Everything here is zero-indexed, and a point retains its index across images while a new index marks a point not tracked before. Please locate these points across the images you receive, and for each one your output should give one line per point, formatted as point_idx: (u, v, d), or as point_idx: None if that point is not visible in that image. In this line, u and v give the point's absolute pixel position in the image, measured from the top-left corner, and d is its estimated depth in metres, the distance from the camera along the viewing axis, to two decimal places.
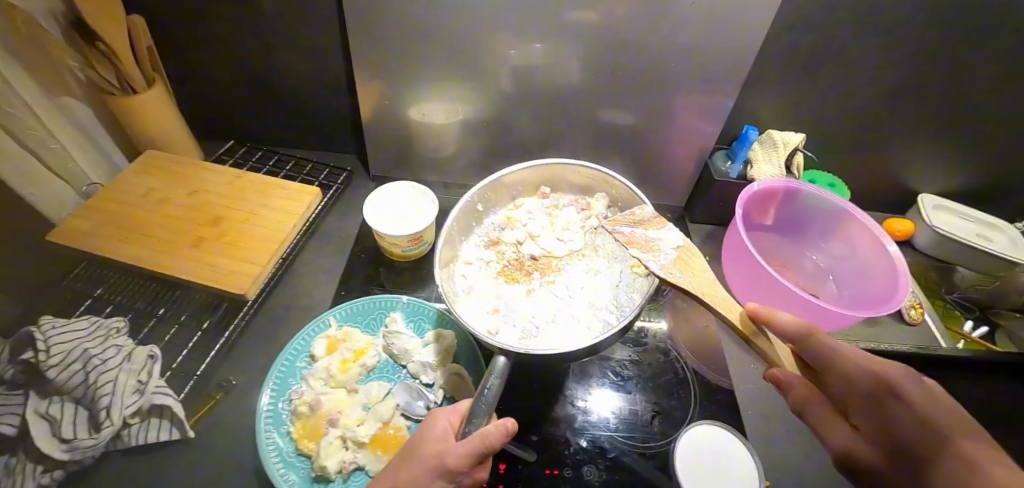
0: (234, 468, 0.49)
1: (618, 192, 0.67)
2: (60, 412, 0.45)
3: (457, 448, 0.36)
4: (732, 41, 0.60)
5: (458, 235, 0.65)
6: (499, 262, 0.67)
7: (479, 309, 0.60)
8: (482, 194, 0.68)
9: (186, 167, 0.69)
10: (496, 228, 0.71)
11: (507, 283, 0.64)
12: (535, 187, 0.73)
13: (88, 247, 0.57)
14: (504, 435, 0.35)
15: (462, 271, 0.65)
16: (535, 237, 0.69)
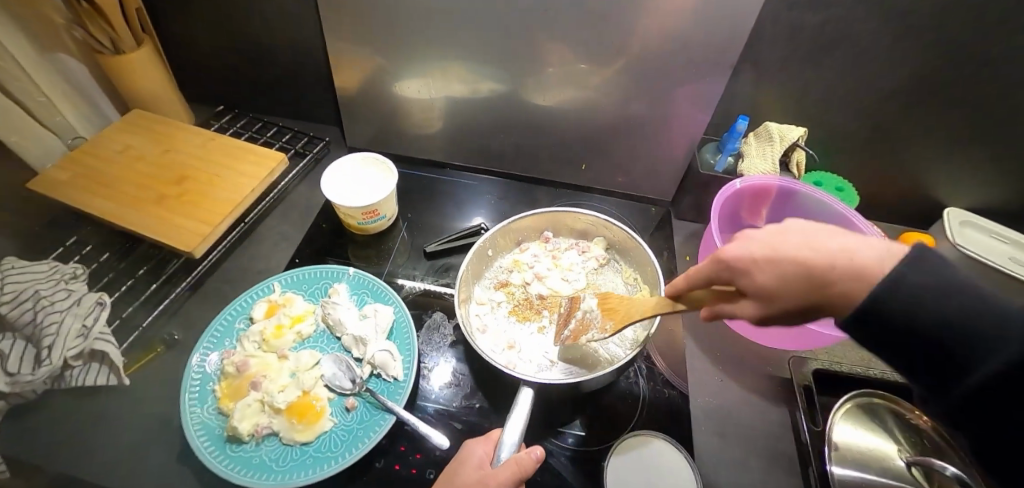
0: (161, 418, 0.50)
1: (618, 234, 0.64)
2: (9, 348, 0.46)
3: (496, 472, 0.38)
4: (723, 20, 0.54)
5: (471, 277, 0.61)
6: (509, 301, 0.62)
7: (496, 346, 0.57)
8: (491, 239, 0.63)
9: (166, 128, 0.72)
10: (497, 271, 0.66)
11: (517, 324, 0.60)
12: (538, 230, 0.69)
13: (59, 196, 0.59)
14: (535, 461, 0.38)
15: (476, 312, 0.61)
16: (540, 277, 0.64)
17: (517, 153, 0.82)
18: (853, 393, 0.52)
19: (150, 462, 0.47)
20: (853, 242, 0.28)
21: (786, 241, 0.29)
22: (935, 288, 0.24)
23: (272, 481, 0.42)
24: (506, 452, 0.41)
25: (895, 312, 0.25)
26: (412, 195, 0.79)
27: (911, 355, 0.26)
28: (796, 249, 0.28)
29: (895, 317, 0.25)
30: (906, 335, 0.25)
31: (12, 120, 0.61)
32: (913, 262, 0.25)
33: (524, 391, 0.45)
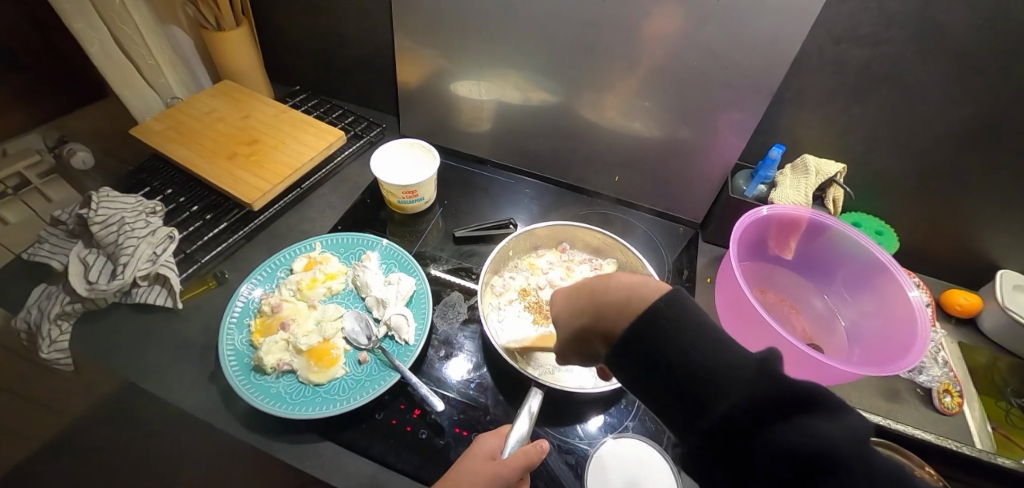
0: (200, 342, 0.57)
1: (634, 260, 0.64)
2: (92, 260, 0.55)
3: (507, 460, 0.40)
4: (764, 49, 0.56)
5: (492, 269, 0.64)
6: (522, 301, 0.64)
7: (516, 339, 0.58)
8: (513, 241, 0.66)
9: (247, 96, 0.82)
10: (512, 270, 0.67)
11: (525, 323, 0.61)
12: (556, 241, 0.71)
13: (153, 144, 0.70)
14: (542, 453, 0.41)
15: (493, 304, 0.63)
16: (552, 284, 0.65)
17: (553, 158, 0.85)
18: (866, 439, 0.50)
19: (186, 376, 0.53)
20: (631, 279, 0.33)
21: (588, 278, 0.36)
22: (696, 336, 0.27)
23: (284, 410, 0.46)
24: (512, 443, 0.43)
25: (649, 349, 0.28)
26: (450, 184, 0.84)
27: (672, 398, 0.27)
28: (590, 280, 0.35)
29: (664, 331, 0.28)
30: (682, 377, 0.27)
31: (123, 75, 0.72)
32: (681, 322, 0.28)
33: (534, 392, 0.48)
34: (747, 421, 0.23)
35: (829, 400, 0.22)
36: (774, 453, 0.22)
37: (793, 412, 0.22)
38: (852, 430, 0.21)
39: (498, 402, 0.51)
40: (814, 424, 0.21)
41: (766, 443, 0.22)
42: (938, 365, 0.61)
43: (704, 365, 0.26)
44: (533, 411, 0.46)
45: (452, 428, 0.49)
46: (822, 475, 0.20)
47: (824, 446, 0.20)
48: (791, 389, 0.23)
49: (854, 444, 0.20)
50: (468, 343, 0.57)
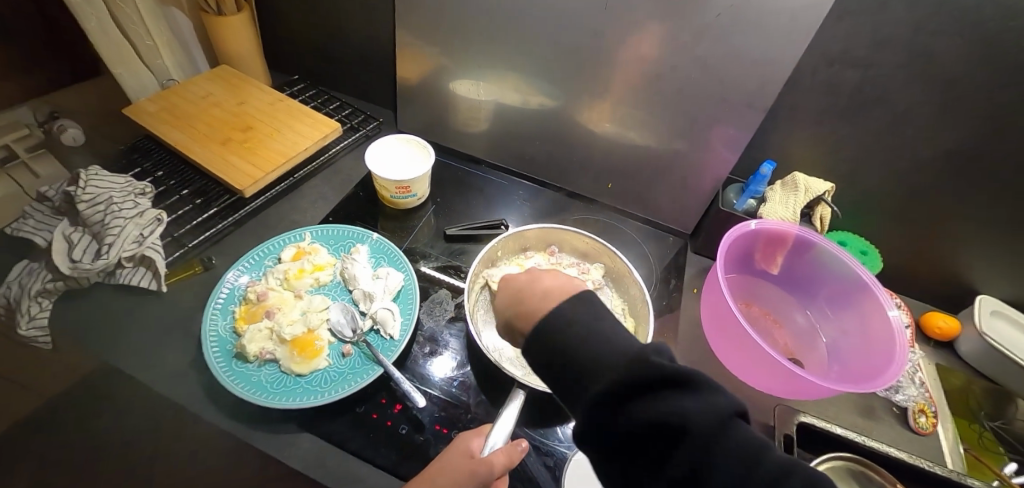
0: (183, 326, 0.56)
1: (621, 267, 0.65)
2: (77, 239, 0.55)
3: (486, 459, 0.40)
4: (759, 66, 0.57)
5: (481, 268, 0.64)
6: None
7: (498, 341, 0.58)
8: (502, 242, 0.66)
9: (245, 82, 0.81)
10: (500, 270, 0.67)
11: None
12: (546, 244, 0.71)
13: (146, 125, 0.69)
14: (521, 453, 0.41)
15: (479, 303, 0.62)
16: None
17: (548, 161, 0.85)
18: (841, 454, 0.51)
19: (166, 360, 0.53)
20: (556, 283, 0.38)
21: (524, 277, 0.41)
22: (583, 323, 0.33)
23: (264, 399, 0.46)
24: (493, 442, 0.43)
25: (553, 338, 0.33)
26: (444, 182, 0.84)
27: (561, 381, 0.32)
28: (527, 281, 0.40)
29: (562, 332, 0.33)
30: (572, 360, 0.31)
31: (121, 54, 0.73)
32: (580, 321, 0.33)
33: (517, 393, 0.48)
34: (623, 398, 0.28)
35: (692, 381, 0.27)
36: (642, 422, 0.27)
37: (664, 389, 0.27)
38: (705, 403, 0.26)
39: (479, 401, 0.52)
40: (676, 401, 0.26)
41: (638, 415, 0.27)
42: (914, 385, 0.63)
43: (591, 349, 0.31)
44: (514, 410, 0.46)
45: (433, 425, 0.49)
46: (677, 436, 0.26)
47: (681, 418, 0.26)
48: (662, 371, 0.27)
49: (703, 413, 0.26)
50: (453, 341, 0.57)
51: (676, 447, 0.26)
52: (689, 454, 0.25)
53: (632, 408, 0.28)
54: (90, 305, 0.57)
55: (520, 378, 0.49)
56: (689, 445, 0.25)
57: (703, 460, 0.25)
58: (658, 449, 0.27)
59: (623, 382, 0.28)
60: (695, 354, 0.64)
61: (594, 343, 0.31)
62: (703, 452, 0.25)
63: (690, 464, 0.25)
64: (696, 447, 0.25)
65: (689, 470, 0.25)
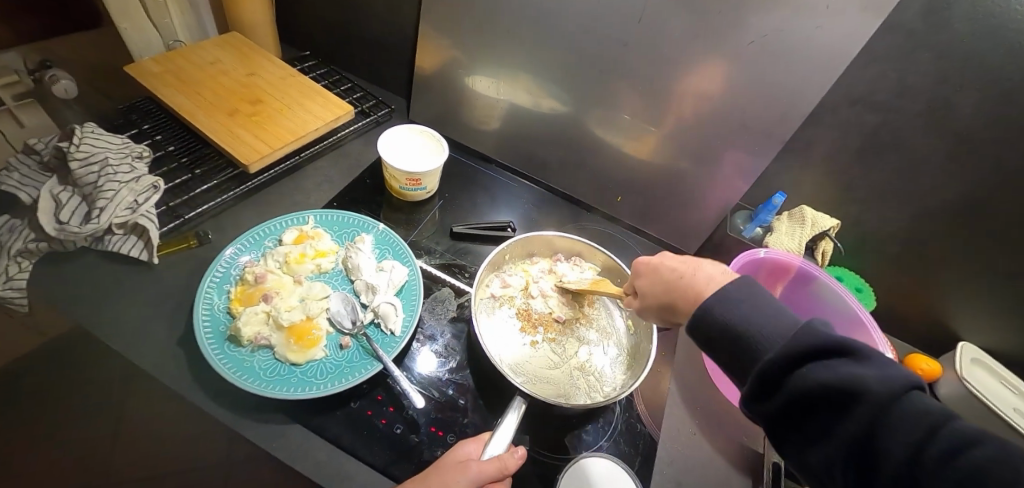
0: (171, 302, 0.54)
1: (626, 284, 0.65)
2: (66, 200, 0.52)
3: (480, 463, 0.40)
4: (786, 99, 0.58)
5: (487, 270, 0.63)
6: (512, 307, 0.64)
7: (499, 346, 0.59)
8: (510, 246, 0.65)
9: (256, 52, 0.78)
10: (504, 273, 0.67)
11: (512, 330, 0.61)
12: (552, 251, 0.70)
13: (148, 86, 0.66)
14: (518, 460, 0.41)
15: (483, 306, 0.62)
16: (544, 294, 0.64)
17: (558, 168, 0.84)
18: None
19: (152, 335, 0.50)
20: (717, 272, 0.39)
21: (681, 262, 0.42)
22: (750, 298, 0.33)
23: (257, 386, 0.44)
24: (491, 449, 0.43)
25: (716, 313, 0.33)
26: (451, 178, 0.82)
27: (723, 353, 0.33)
28: (698, 273, 0.39)
29: (729, 302, 0.33)
30: (729, 337, 0.32)
31: (127, 8, 0.70)
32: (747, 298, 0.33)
33: (517, 399, 0.47)
34: (791, 365, 0.28)
35: (862, 349, 0.26)
36: (812, 389, 0.26)
37: (833, 358, 0.26)
38: (884, 374, 0.25)
39: (477, 404, 0.51)
40: (851, 368, 0.25)
41: (812, 382, 0.26)
42: None
43: (761, 328, 0.31)
44: (515, 417, 0.45)
45: (429, 427, 0.48)
46: (852, 404, 0.25)
47: (858, 383, 0.25)
48: (822, 341, 0.27)
49: (884, 384, 0.24)
50: (453, 343, 0.56)
51: (855, 414, 0.24)
52: (864, 424, 0.24)
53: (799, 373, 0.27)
54: (76, 268, 0.54)
55: (520, 385, 0.48)
56: (862, 412, 0.24)
57: (880, 425, 0.24)
58: (832, 420, 0.26)
59: (783, 353, 0.28)
60: (690, 374, 0.65)
61: (752, 316, 0.31)
62: (878, 416, 0.24)
63: (866, 425, 0.24)
64: (881, 417, 0.24)
65: (870, 432, 0.24)
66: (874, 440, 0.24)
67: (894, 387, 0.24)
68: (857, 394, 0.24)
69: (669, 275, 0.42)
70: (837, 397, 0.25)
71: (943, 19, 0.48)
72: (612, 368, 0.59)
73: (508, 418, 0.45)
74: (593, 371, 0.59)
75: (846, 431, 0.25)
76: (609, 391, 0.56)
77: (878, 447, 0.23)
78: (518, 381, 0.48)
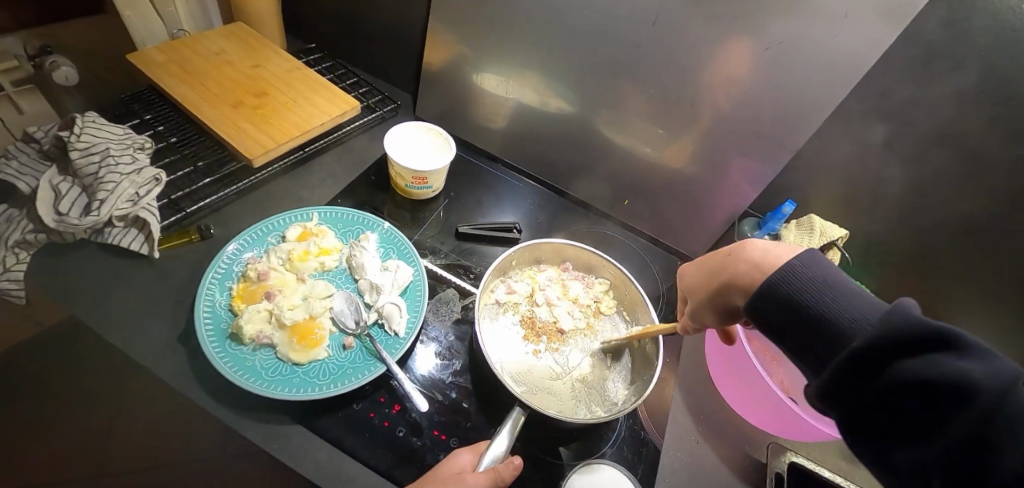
0: (171, 296, 0.53)
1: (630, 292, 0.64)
2: (66, 190, 0.51)
3: (476, 474, 0.40)
4: (800, 106, 0.57)
5: (493, 275, 0.62)
6: (517, 313, 0.63)
7: (501, 354, 0.58)
8: (517, 251, 0.64)
9: (262, 44, 0.77)
10: (510, 279, 0.66)
11: (516, 337, 0.61)
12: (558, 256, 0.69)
13: (151, 75, 0.65)
14: (513, 471, 0.41)
15: (487, 312, 0.62)
16: (548, 302, 0.64)
17: (565, 169, 0.83)
18: None
19: (151, 330, 0.49)
20: (774, 248, 0.36)
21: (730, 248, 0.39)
22: (825, 281, 0.30)
23: (258, 386, 0.44)
24: (488, 457, 0.43)
25: (780, 291, 0.30)
26: (456, 176, 0.81)
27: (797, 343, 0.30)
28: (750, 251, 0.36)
29: (795, 281, 0.30)
30: (800, 323, 0.29)
31: None
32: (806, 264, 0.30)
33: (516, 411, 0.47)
34: (882, 356, 0.24)
35: (969, 342, 0.22)
36: (906, 384, 0.23)
37: (936, 351, 0.22)
38: (996, 369, 0.20)
39: (480, 408, 0.50)
40: (952, 362, 0.22)
41: (907, 376, 0.23)
42: None
43: (842, 315, 0.28)
44: (514, 425, 0.45)
45: (431, 430, 0.47)
46: (957, 404, 0.21)
47: (962, 378, 0.21)
48: (919, 330, 0.23)
49: (1002, 381, 0.20)
50: (456, 346, 0.55)
51: (959, 414, 0.21)
52: (970, 427, 0.20)
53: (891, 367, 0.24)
54: (77, 260, 0.53)
55: (520, 396, 0.47)
56: (969, 413, 0.20)
57: (990, 428, 0.20)
58: (933, 419, 0.22)
59: (870, 342, 0.25)
60: (694, 382, 0.64)
61: (830, 301, 0.28)
62: (987, 418, 0.20)
63: (971, 428, 0.20)
64: (994, 420, 0.20)
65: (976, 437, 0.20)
66: (984, 447, 0.20)
67: (1016, 389, 0.20)
68: (960, 390, 0.21)
69: (719, 262, 0.39)
70: (936, 393, 0.22)
71: (961, 31, 0.48)
72: (614, 377, 0.59)
73: (507, 427, 0.45)
74: (594, 381, 0.59)
75: (948, 434, 0.21)
76: (611, 406, 0.56)
77: (988, 454, 0.20)
78: (519, 392, 0.48)
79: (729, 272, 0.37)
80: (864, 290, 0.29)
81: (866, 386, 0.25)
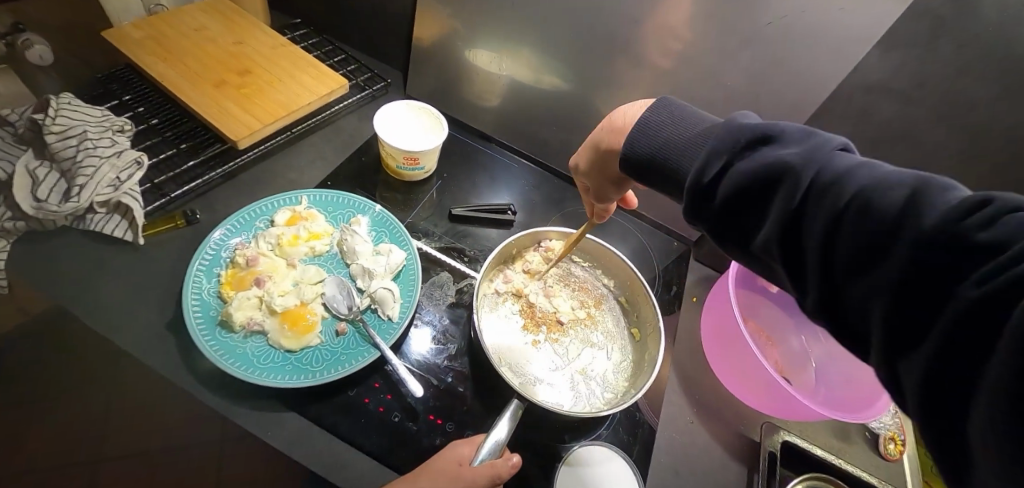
0: (155, 284, 0.52)
1: (628, 276, 0.64)
2: (43, 176, 0.49)
3: (474, 467, 0.40)
4: (804, 84, 0.55)
5: (493, 264, 0.61)
6: (517, 304, 0.62)
7: (500, 345, 0.57)
8: (519, 240, 0.62)
9: (245, 19, 0.73)
10: (509, 268, 0.64)
11: (514, 326, 0.60)
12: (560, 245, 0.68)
13: (127, 53, 0.62)
14: (511, 469, 0.41)
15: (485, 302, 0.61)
16: (550, 292, 0.64)
17: (561, 148, 0.80)
18: (808, 474, 0.54)
19: (140, 317, 0.49)
20: (629, 113, 0.42)
21: (600, 128, 0.44)
22: (670, 120, 0.36)
23: (249, 374, 0.43)
24: (484, 452, 0.42)
25: (638, 135, 0.37)
26: (450, 156, 0.78)
27: (661, 179, 0.36)
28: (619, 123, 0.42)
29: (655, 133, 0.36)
30: (662, 155, 0.35)
31: None
32: (657, 106, 0.37)
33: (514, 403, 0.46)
34: (729, 164, 0.30)
35: (786, 134, 0.28)
36: (744, 178, 0.28)
37: (762, 148, 0.29)
38: (806, 147, 0.26)
39: (476, 391, 0.50)
40: (775, 151, 0.28)
41: (745, 172, 0.28)
42: (889, 413, 0.64)
43: (684, 142, 0.34)
44: (514, 418, 0.45)
45: (426, 415, 0.47)
46: (780, 180, 0.26)
47: (782, 159, 0.27)
48: (751, 135, 0.29)
49: (805, 155, 0.26)
50: (454, 335, 0.54)
51: (781, 188, 0.26)
52: (789, 196, 0.26)
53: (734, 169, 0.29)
54: (59, 247, 0.51)
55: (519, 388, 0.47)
56: (787, 186, 0.26)
57: (805, 187, 0.25)
58: (767, 201, 0.27)
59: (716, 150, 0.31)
60: (689, 363, 0.64)
61: (684, 134, 0.35)
62: (802, 180, 0.25)
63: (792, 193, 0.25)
64: (807, 181, 0.25)
65: (797, 200, 0.25)
66: (796, 207, 0.25)
67: (816, 155, 0.26)
68: (782, 169, 0.26)
69: (597, 143, 0.44)
70: (763, 176, 0.27)
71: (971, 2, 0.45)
72: (611, 368, 0.59)
73: (505, 421, 0.45)
74: (593, 373, 0.58)
75: (775, 205, 0.26)
76: (610, 399, 0.56)
77: (800, 209, 0.25)
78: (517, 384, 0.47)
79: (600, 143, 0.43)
80: (701, 112, 0.36)
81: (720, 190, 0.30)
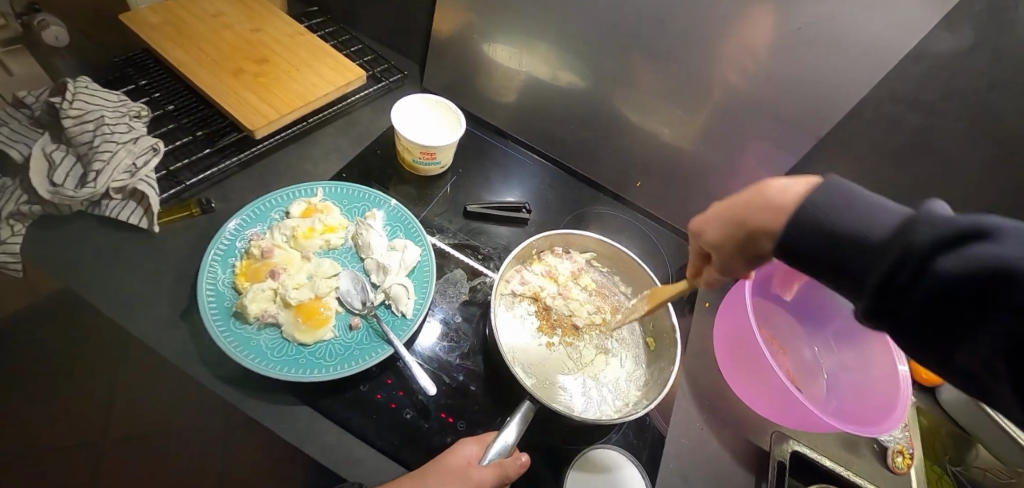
0: (170, 272, 0.51)
1: (642, 280, 0.63)
2: (59, 159, 0.49)
3: (482, 467, 0.40)
4: (831, 92, 0.54)
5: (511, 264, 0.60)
6: (532, 304, 0.62)
7: (513, 345, 0.57)
8: (539, 241, 0.62)
9: (263, 6, 0.72)
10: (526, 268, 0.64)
11: (528, 327, 0.60)
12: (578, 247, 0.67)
13: (145, 37, 0.61)
14: (520, 468, 0.41)
15: (501, 302, 0.61)
16: (565, 294, 0.63)
17: (577, 147, 0.79)
18: None
19: (154, 306, 0.49)
20: (791, 188, 0.32)
21: (744, 196, 0.34)
22: (837, 204, 0.28)
23: (262, 366, 0.43)
24: (493, 452, 0.42)
25: (800, 222, 0.28)
26: (465, 151, 0.77)
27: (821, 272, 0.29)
28: (773, 199, 0.32)
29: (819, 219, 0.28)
30: (830, 252, 0.27)
31: None
32: (825, 186, 0.29)
33: (525, 404, 0.46)
34: (914, 264, 0.22)
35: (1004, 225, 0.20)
36: (945, 285, 0.21)
37: (968, 244, 0.21)
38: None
39: (488, 391, 0.50)
40: (988, 248, 0.20)
41: (940, 278, 0.21)
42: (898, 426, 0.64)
43: (857, 234, 0.26)
44: (524, 420, 0.45)
45: (438, 413, 0.47)
46: (1003, 291, 0.19)
47: (996, 260, 0.19)
48: (952, 226, 0.21)
49: None
50: (466, 332, 0.54)
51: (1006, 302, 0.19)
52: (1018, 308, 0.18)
53: (922, 270, 0.22)
54: (74, 233, 0.51)
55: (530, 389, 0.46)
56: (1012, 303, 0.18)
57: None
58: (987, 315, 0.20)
59: (906, 254, 0.23)
60: (700, 369, 0.64)
61: (844, 220, 0.27)
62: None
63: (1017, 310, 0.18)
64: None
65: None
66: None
67: None
68: (997, 275, 0.19)
69: (738, 214, 0.34)
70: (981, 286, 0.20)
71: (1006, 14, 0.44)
72: (624, 374, 0.59)
73: (516, 423, 0.44)
74: (605, 376, 0.58)
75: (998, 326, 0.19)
76: (621, 406, 0.55)
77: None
78: (529, 384, 0.47)
79: (749, 224, 0.33)
80: (888, 199, 0.27)
81: (911, 294, 0.23)
